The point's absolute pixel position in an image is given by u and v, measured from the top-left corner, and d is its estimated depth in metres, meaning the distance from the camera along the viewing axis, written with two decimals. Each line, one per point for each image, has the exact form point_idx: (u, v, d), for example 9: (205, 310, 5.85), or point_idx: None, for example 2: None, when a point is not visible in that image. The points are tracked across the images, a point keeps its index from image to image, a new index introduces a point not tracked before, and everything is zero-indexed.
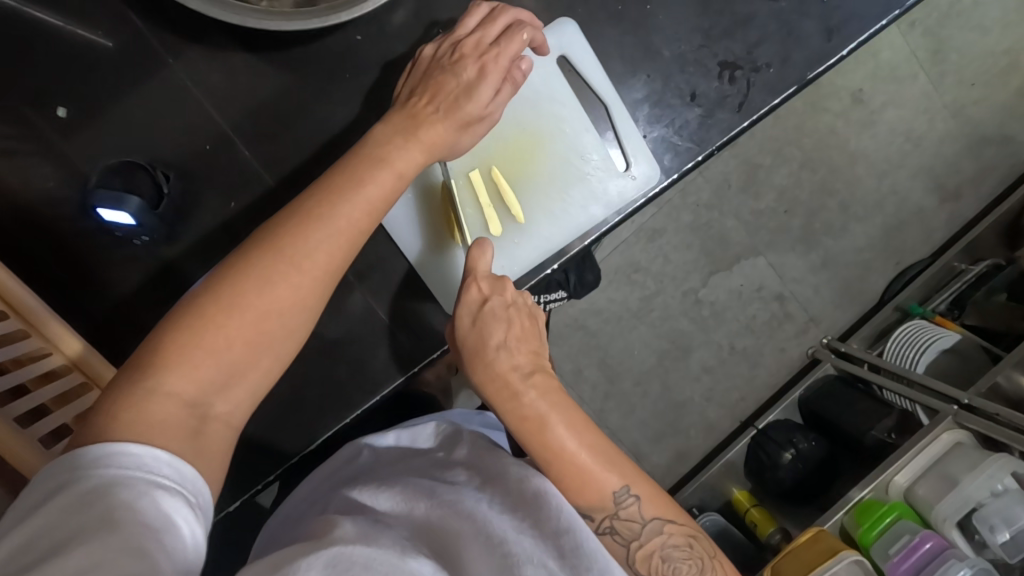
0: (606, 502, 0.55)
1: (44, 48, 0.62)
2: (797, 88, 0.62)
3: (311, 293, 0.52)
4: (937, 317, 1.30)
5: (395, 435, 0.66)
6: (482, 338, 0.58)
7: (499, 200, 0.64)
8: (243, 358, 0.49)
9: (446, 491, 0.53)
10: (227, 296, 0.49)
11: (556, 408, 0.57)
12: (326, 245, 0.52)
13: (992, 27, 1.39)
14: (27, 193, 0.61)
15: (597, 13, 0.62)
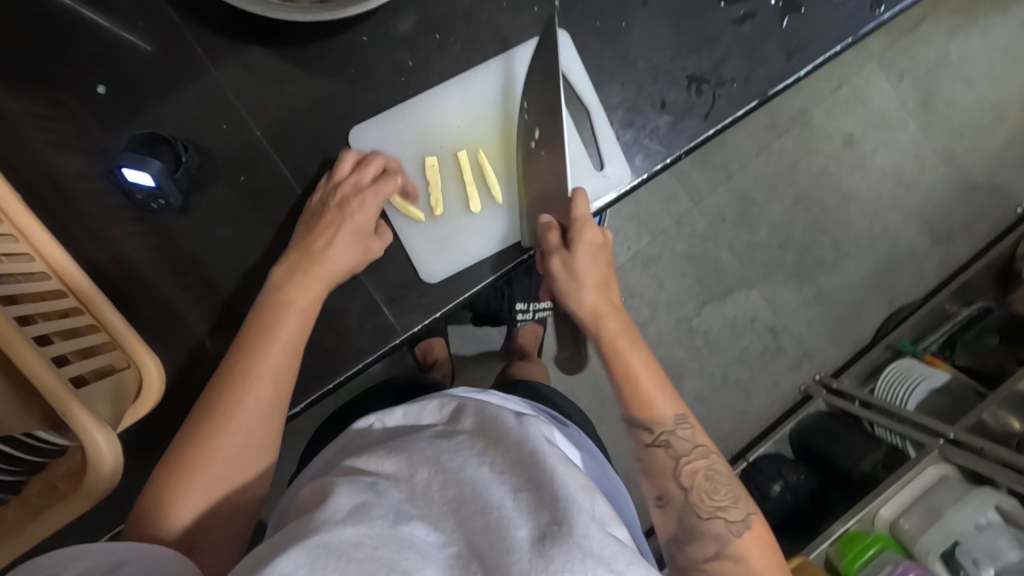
0: (667, 416, 0.55)
1: (51, 22, 0.55)
2: (758, 103, 0.56)
3: (272, 402, 0.52)
4: (927, 356, 1.32)
5: (402, 411, 0.58)
6: (557, 267, 0.56)
7: (527, 194, 0.57)
8: (221, 483, 0.50)
9: (451, 456, 0.45)
10: (185, 454, 0.49)
11: (637, 346, 0.57)
12: (277, 351, 0.51)
13: (979, 81, 1.45)
14: (59, 164, 0.54)
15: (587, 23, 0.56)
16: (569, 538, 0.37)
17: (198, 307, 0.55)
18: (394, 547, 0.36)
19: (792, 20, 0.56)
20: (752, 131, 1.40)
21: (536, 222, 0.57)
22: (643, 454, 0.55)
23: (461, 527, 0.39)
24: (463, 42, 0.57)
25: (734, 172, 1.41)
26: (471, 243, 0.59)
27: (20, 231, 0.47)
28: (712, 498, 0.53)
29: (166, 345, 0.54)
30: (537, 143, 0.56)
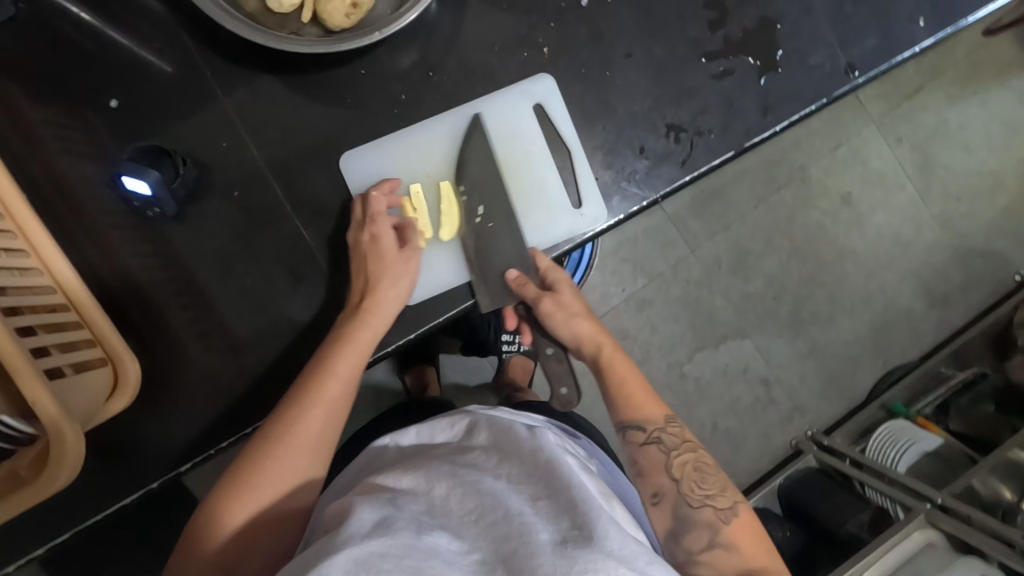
0: (657, 415, 0.56)
1: (69, 35, 0.57)
2: (734, 154, 0.59)
3: (325, 433, 0.52)
4: (919, 419, 1.30)
5: (415, 430, 0.57)
6: (544, 309, 0.57)
7: (483, 256, 0.58)
8: (275, 514, 0.50)
9: (466, 471, 0.44)
10: (239, 482, 0.49)
11: (623, 364, 0.59)
12: (335, 385, 0.52)
13: (977, 149, 1.48)
14: (65, 170, 0.56)
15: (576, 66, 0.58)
16: (591, 542, 0.38)
17: (185, 316, 0.56)
18: (421, 556, 0.36)
19: (769, 79, 0.59)
20: (751, 183, 1.43)
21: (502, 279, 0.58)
22: (637, 455, 0.55)
23: (483, 535, 0.39)
24: (456, 78, 0.58)
25: (731, 222, 1.42)
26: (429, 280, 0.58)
27: (20, 229, 0.50)
28: (701, 487, 0.53)
29: (149, 350, 0.55)
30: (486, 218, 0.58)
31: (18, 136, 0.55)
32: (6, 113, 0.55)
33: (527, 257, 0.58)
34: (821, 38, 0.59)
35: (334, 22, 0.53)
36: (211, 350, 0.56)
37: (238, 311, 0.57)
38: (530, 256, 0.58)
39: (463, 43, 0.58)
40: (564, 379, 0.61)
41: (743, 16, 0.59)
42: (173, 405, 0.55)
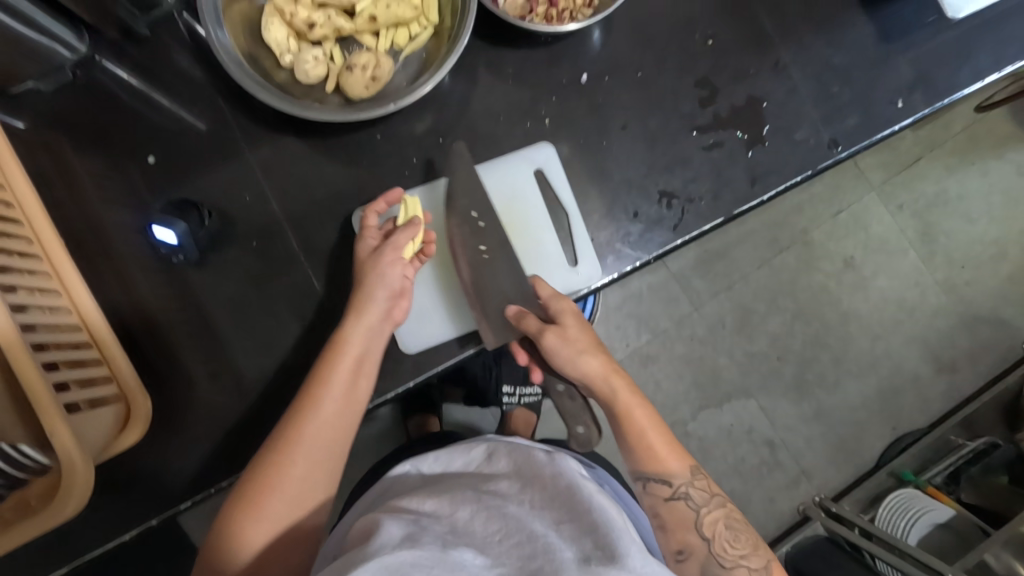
0: (683, 467, 0.56)
1: (114, 95, 0.62)
2: (725, 219, 0.63)
3: (328, 446, 0.53)
4: (930, 488, 1.28)
5: (434, 457, 0.61)
6: (550, 342, 0.57)
7: (483, 294, 0.60)
8: (288, 530, 0.51)
9: (491, 499, 0.48)
10: (244, 501, 0.50)
11: (638, 405, 0.58)
12: (334, 400, 0.53)
13: (978, 218, 1.50)
14: (99, 217, 0.61)
15: (576, 136, 0.63)
16: (613, 561, 0.41)
17: (198, 356, 0.59)
18: (450, 568, 0.39)
19: (756, 151, 0.63)
20: (753, 245, 1.45)
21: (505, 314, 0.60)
22: (662, 509, 0.55)
23: (508, 555, 0.42)
24: (464, 144, 0.62)
25: (735, 281, 1.44)
26: (433, 320, 0.61)
27: (55, 270, 0.55)
28: (734, 546, 0.52)
29: (162, 389, 0.58)
30: (487, 247, 0.60)
31: (63, 186, 0.61)
32: (53, 164, 0.61)
33: (527, 290, 0.60)
34: (805, 116, 0.64)
35: (355, 93, 0.58)
36: (221, 389, 0.59)
37: (249, 354, 0.60)
38: (530, 285, 0.60)
39: (471, 112, 0.62)
40: (580, 417, 0.62)
41: (732, 94, 0.63)
42: (179, 443, 0.57)
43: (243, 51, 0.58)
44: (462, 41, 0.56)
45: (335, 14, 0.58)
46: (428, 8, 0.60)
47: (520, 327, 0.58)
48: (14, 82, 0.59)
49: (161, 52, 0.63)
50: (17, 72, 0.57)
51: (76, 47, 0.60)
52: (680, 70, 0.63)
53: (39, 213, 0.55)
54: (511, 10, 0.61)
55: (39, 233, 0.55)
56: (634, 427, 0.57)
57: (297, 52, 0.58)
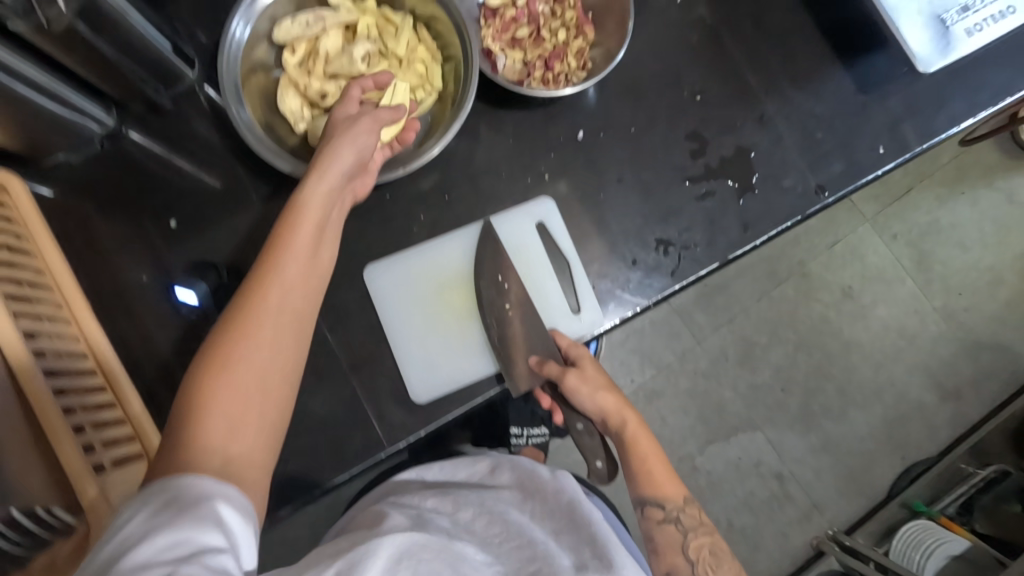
0: (677, 495, 0.60)
1: (137, 162, 0.66)
2: (720, 264, 0.66)
3: (291, 308, 0.48)
4: (943, 519, 1.27)
5: (440, 466, 0.70)
6: (570, 382, 0.60)
7: (508, 344, 0.62)
8: (263, 402, 0.45)
9: (492, 505, 0.60)
10: (206, 367, 0.44)
11: (644, 438, 0.62)
12: (299, 257, 0.50)
13: (972, 245, 1.52)
14: (124, 278, 0.64)
15: (574, 188, 0.66)
16: (608, 569, 0.51)
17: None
18: (453, 555, 0.47)
19: (747, 198, 0.66)
20: (752, 278, 1.48)
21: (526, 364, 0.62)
22: (655, 533, 0.58)
23: (509, 554, 0.53)
24: (468, 199, 0.66)
25: (735, 314, 1.46)
26: (460, 368, 0.63)
27: (75, 318, 0.57)
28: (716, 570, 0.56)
29: None
30: (512, 305, 0.63)
31: (91, 253, 0.64)
32: (80, 231, 0.64)
33: (549, 340, 0.63)
34: (792, 165, 0.67)
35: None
36: None
37: None
38: (551, 338, 0.63)
39: (474, 168, 0.66)
40: (598, 453, 0.63)
41: (721, 146, 0.67)
42: None
43: (260, 120, 0.62)
44: (467, 107, 0.60)
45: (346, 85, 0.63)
46: (432, 76, 0.64)
47: (544, 375, 0.61)
48: (43, 155, 0.61)
49: (183, 124, 0.67)
50: (48, 147, 0.60)
51: (104, 121, 0.63)
52: (671, 124, 0.67)
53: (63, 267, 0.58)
54: (509, 74, 0.65)
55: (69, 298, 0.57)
56: (638, 457, 0.61)
57: (311, 120, 0.62)
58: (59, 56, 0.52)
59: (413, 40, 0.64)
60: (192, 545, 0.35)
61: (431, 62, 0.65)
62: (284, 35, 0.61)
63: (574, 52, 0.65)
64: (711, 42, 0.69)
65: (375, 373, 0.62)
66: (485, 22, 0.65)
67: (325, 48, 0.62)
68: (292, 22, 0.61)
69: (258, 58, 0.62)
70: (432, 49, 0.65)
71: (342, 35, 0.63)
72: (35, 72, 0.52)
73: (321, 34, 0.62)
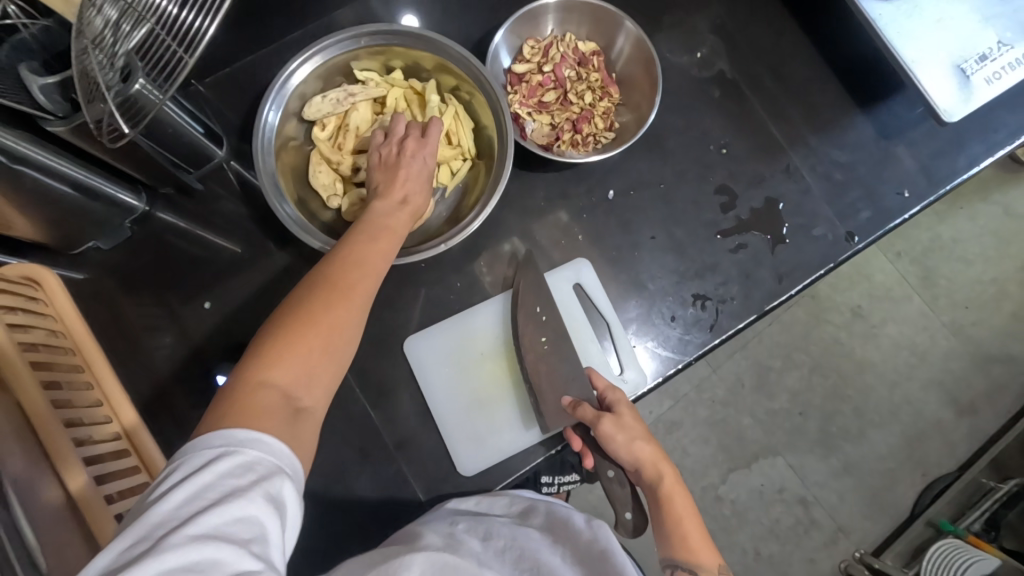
0: (713, 563, 0.54)
1: (167, 242, 0.65)
2: (757, 316, 0.66)
3: (367, 298, 0.49)
4: (971, 537, 1.27)
5: (474, 500, 0.59)
6: (605, 429, 0.57)
7: (555, 404, 0.61)
8: (323, 383, 0.45)
9: (523, 552, 0.54)
10: (287, 327, 0.45)
11: (681, 494, 0.57)
12: (381, 255, 0.51)
13: (975, 259, 1.54)
14: (155, 364, 0.63)
15: (607, 248, 0.66)
16: None
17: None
18: None
19: (780, 250, 0.66)
20: None
21: (558, 403, 0.61)
22: None
23: None
24: (503, 263, 0.66)
25: (749, 340, 1.46)
26: (507, 433, 0.62)
27: (76, 343, 0.55)
28: None
29: None
30: (547, 338, 0.63)
31: (122, 337, 0.63)
32: (110, 316, 0.63)
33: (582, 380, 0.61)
34: (821, 214, 0.68)
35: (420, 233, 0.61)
36: None
37: None
38: (586, 376, 0.61)
39: (507, 233, 0.66)
40: (627, 502, 0.61)
41: (750, 198, 0.67)
42: None
43: (294, 196, 0.64)
44: (505, 181, 0.59)
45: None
46: (463, 144, 0.65)
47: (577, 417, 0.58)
48: (76, 246, 0.61)
49: (212, 202, 0.66)
50: (80, 238, 0.60)
51: (133, 206, 0.62)
52: (700, 180, 0.68)
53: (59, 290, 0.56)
54: (538, 138, 0.65)
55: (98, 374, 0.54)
56: (672, 512, 0.56)
57: (343, 194, 0.64)
58: (93, 151, 0.52)
59: (443, 107, 0.64)
60: (254, 527, 0.35)
61: (462, 128, 0.65)
62: (314, 112, 0.62)
63: (601, 113, 0.65)
64: (733, 96, 0.70)
65: (420, 448, 0.61)
66: (511, 88, 0.66)
67: (355, 123, 0.64)
68: (322, 99, 0.62)
69: (288, 133, 0.63)
70: (462, 114, 0.65)
71: (370, 108, 0.65)
72: (67, 165, 0.51)
73: (350, 110, 0.63)
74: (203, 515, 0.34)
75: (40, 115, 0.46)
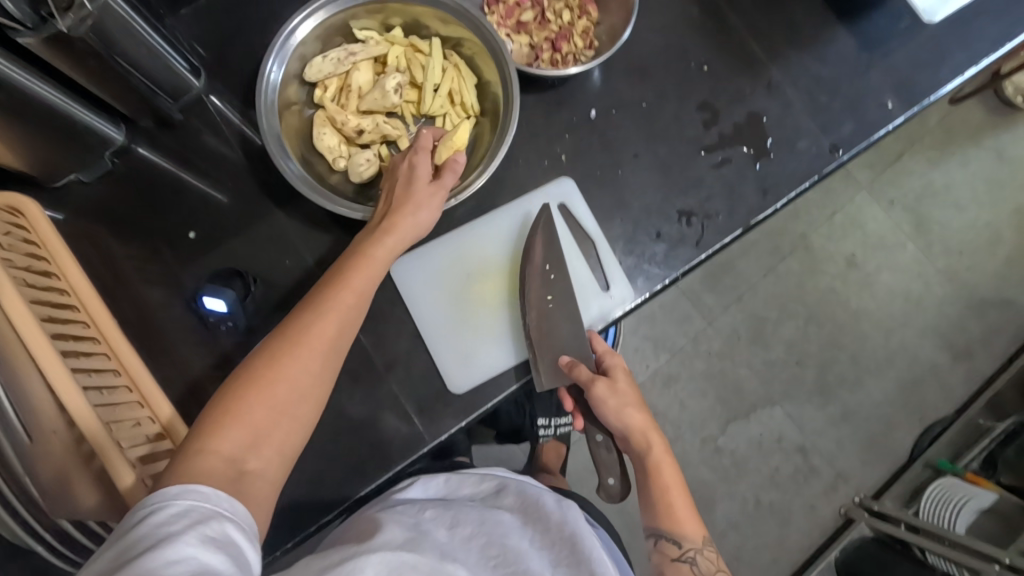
0: (697, 534, 0.57)
1: (148, 176, 0.65)
2: (742, 231, 0.66)
3: (335, 343, 0.51)
4: (969, 475, 1.28)
5: (445, 478, 0.67)
6: (597, 392, 0.59)
7: (550, 339, 0.62)
8: (274, 439, 0.47)
9: (493, 525, 0.57)
10: (244, 379, 0.47)
11: (668, 462, 0.59)
12: (346, 299, 0.52)
13: (968, 205, 1.53)
14: (144, 297, 0.63)
15: (591, 168, 0.66)
16: None
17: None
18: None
19: (763, 163, 0.66)
20: (757, 255, 1.48)
21: (555, 362, 0.62)
22: (668, 569, 0.56)
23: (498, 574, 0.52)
24: (488, 187, 0.66)
25: (743, 293, 1.46)
26: (489, 360, 0.62)
27: (62, 271, 0.56)
28: None
29: None
30: (554, 273, 0.64)
31: (108, 272, 0.63)
32: (95, 250, 0.63)
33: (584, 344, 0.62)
34: (804, 127, 0.68)
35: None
36: None
37: None
38: (587, 342, 0.63)
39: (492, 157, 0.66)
40: (613, 469, 0.65)
41: (733, 115, 0.67)
42: None
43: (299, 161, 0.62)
44: (509, 134, 0.60)
45: (382, 119, 0.63)
46: (467, 101, 0.65)
47: (570, 376, 0.60)
48: (56, 177, 0.61)
49: (193, 137, 0.66)
50: (60, 169, 0.60)
51: (113, 137, 0.62)
52: (681, 98, 0.67)
53: (41, 218, 0.57)
54: (518, 58, 0.65)
55: (94, 315, 0.56)
56: (659, 481, 0.58)
57: (348, 155, 0.63)
58: (69, 72, 0.52)
59: (444, 64, 0.64)
60: (193, 565, 0.36)
61: (464, 84, 0.64)
62: (315, 73, 0.62)
63: (581, 32, 0.65)
64: (712, 15, 0.69)
65: (410, 369, 0.61)
66: (488, 9, 0.65)
67: (358, 83, 0.63)
68: (323, 59, 0.61)
69: (289, 97, 0.63)
70: (462, 70, 0.65)
71: (372, 68, 0.64)
72: (44, 86, 0.51)
73: (352, 70, 0.63)
74: (139, 564, 0.35)
75: (10, 26, 0.46)
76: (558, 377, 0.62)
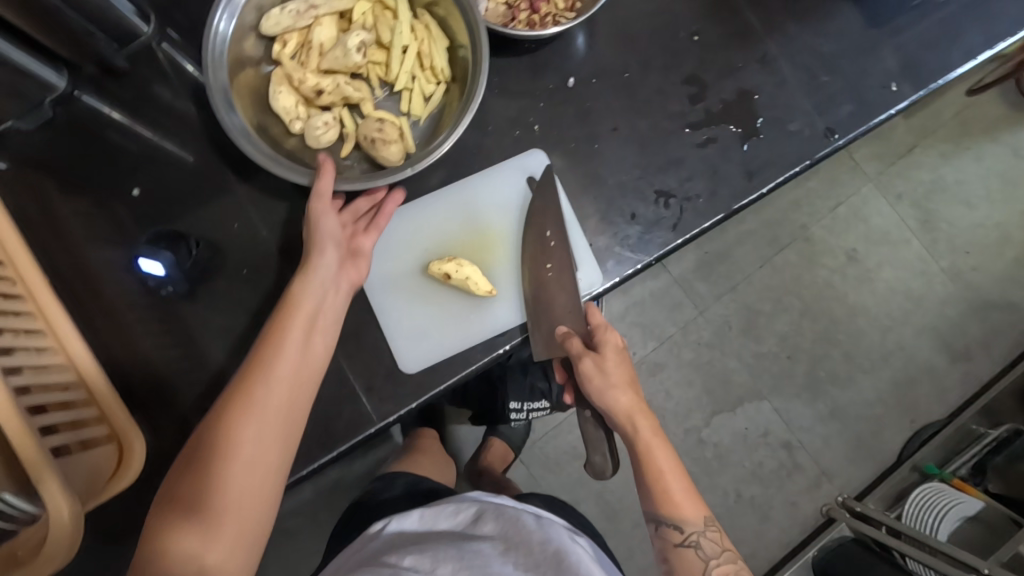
0: (697, 516, 0.54)
1: (94, 127, 0.61)
2: (724, 216, 0.62)
3: (284, 408, 0.49)
4: (956, 481, 1.24)
5: (420, 515, 0.67)
6: (585, 369, 0.56)
7: (539, 307, 0.59)
8: (237, 519, 0.46)
9: (472, 557, 0.55)
10: (185, 468, 0.46)
11: (661, 445, 0.56)
12: (281, 357, 0.50)
13: (979, 203, 1.47)
14: (87, 255, 0.59)
15: (565, 141, 0.62)
16: None
17: (193, 393, 0.58)
18: None
19: (751, 144, 0.62)
20: (754, 244, 1.43)
21: (551, 332, 0.59)
22: (671, 556, 0.54)
23: None
24: (454, 158, 0.62)
25: (737, 283, 1.42)
26: (459, 335, 0.60)
27: None
28: None
29: (157, 429, 0.57)
30: (553, 266, 0.59)
31: (45, 223, 0.59)
32: (35, 201, 0.60)
33: (580, 314, 0.58)
34: (798, 107, 0.63)
35: (391, 158, 0.57)
36: None
37: None
38: (584, 312, 0.59)
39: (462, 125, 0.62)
40: (600, 445, 0.61)
41: (722, 90, 0.62)
42: None
43: (253, 121, 0.57)
44: (476, 100, 0.55)
45: (343, 80, 0.58)
46: (436, 64, 0.60)
47: (563, 348, 0.57)
48: None
49: (143, 87, 0.62)
50: None
51: (55, 84, 0.58)
52: (667, 69, 0.62)
53: None
54: (493, 19, 0.60)
55: (23, 272, 0.52)
56: (654, 465, 0.55)
57: (306, 118, 0.58)
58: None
59: (413, 25, 0.59)
60: None
61: (434, 47, 0.59)
62: (273, 26, 0.57)
63: None
64: None
65: (361, 347, 0.58)
66: None
67: (318, 39, 0.58)
68: (281, 11, 0.56)
69: (244, 51, 0.57)
70: (434, 31, 0.60)
71: (336, 24, 0.59)
72: None
73: (313, 24, 0.58)
74: None
75: None
76: (555, 347, 0.59)
